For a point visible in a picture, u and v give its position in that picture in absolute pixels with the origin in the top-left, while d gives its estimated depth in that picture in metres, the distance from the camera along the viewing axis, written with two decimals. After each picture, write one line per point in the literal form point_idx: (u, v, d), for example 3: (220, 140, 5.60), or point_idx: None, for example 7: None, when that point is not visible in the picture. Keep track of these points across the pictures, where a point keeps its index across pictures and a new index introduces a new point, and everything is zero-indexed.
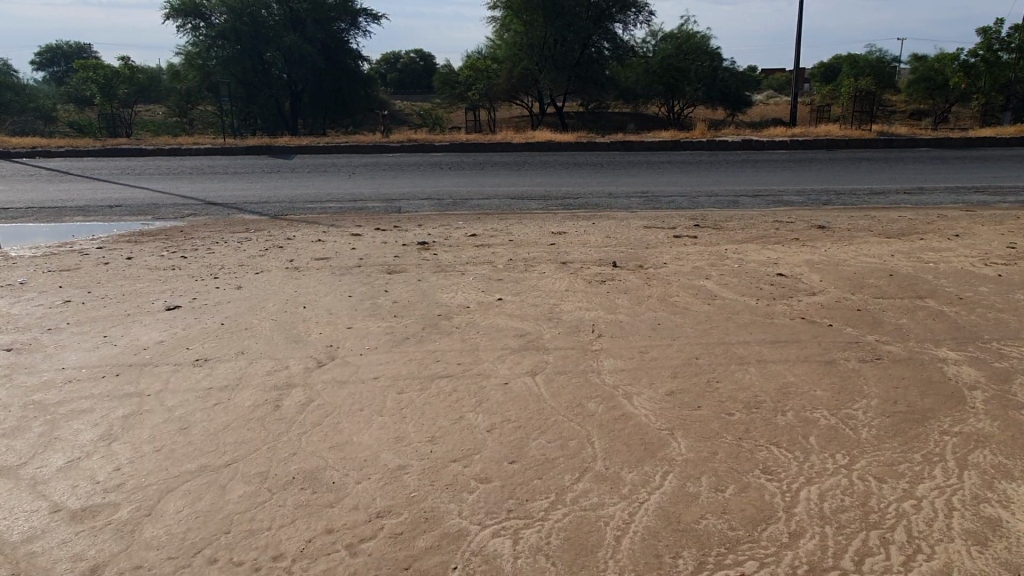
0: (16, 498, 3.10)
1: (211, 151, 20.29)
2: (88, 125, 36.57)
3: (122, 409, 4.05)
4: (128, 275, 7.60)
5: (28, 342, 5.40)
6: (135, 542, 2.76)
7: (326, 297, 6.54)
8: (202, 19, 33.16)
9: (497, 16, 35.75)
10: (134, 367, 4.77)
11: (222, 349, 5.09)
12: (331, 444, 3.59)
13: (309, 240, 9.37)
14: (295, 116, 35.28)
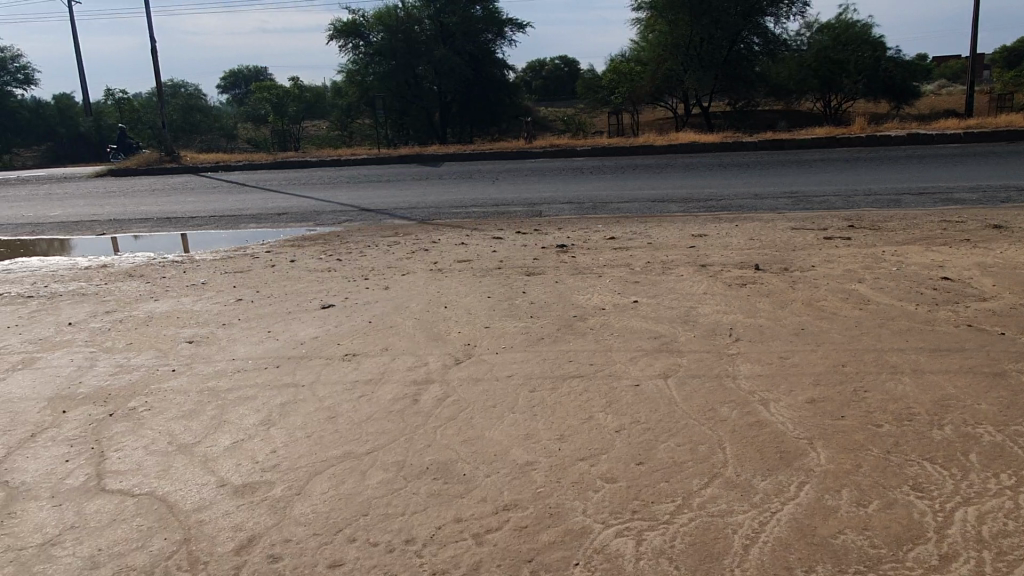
0: (191, 472, 3.48)
1: (367, 161, 21.56)
2: (263, 141, 40.02)
3: (280, 398, 4.44)
4: (291, 277, 8.27)
5: (206, 335, 6.04)
6: (286, 518, 3.02)
7: (466, 298, 6.78)
8: (362, 38, 35.43)
9: (641, 18, 35.38)
10: (293, 359, 5.20)
11: (369, 345, 5.42)
12: (464, 438, 3.74)
13: (452, 244, 9.74)
14: (444, 126, 36.69)
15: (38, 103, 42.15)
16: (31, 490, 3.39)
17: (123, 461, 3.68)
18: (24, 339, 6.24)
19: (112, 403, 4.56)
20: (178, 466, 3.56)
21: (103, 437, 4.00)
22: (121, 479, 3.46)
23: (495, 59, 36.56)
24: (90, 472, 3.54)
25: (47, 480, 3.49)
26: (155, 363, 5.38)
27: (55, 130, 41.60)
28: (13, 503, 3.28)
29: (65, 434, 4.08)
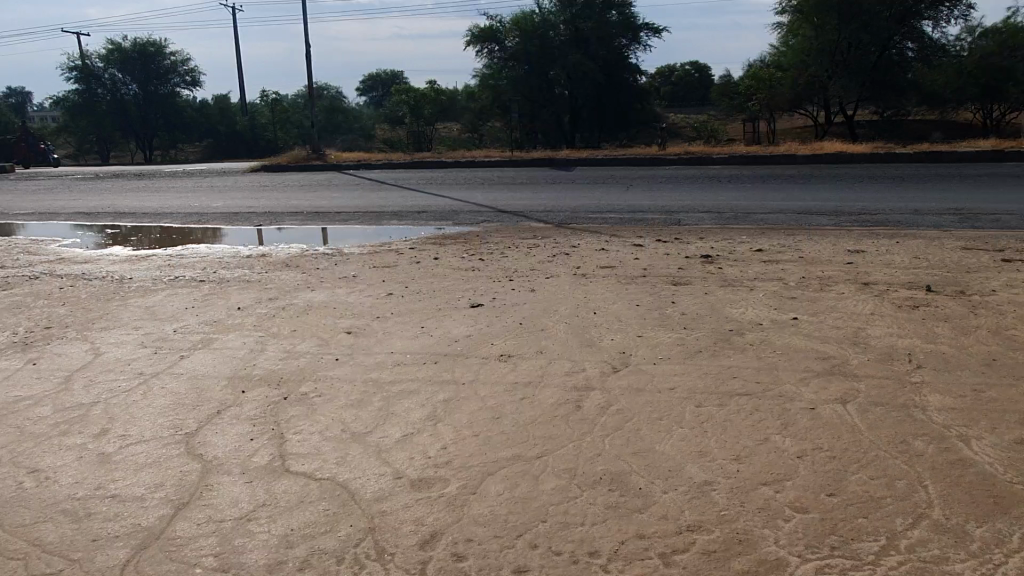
0: (367, 461, 3.58)
1: (500, 164, 21.85)
2: (399, 142, 41.56)
3: (442, 394, 4.50)
4: (437, 274, 8.45)
5: (363, 327, 6.25)
6: (465, 517, 3.03)
7: (614, 304, 6.66)
8: (498, 43, 36.29)
9: (783, 22, 33.88)
10: (450, 356, 5.27)
11: (523, 347, 5.42)
12: (634, 449, 3.62)
13: (593, 249, 9.65)
14: (573, 131, 36.69)
15: (201, 102, 45.81)
16: (224, 465, 3.62)
17: (302, 444, 3.84)
18: (201, 321, 6.74)
19: (285, 387, 4.82)
20: (354, 454, 3.67)
21: (281, 419, 4.21)
22: (303, 462, 3.62)
23: (628, 64, 36.14)
24: (274, 453, 3.74)
25: (237, 456, 3.72)
26: (319, 350, 5.63)
27: (215, 128, 45.10)
28: (209, 475, 3.51)
29: (247, 414, 4.35)
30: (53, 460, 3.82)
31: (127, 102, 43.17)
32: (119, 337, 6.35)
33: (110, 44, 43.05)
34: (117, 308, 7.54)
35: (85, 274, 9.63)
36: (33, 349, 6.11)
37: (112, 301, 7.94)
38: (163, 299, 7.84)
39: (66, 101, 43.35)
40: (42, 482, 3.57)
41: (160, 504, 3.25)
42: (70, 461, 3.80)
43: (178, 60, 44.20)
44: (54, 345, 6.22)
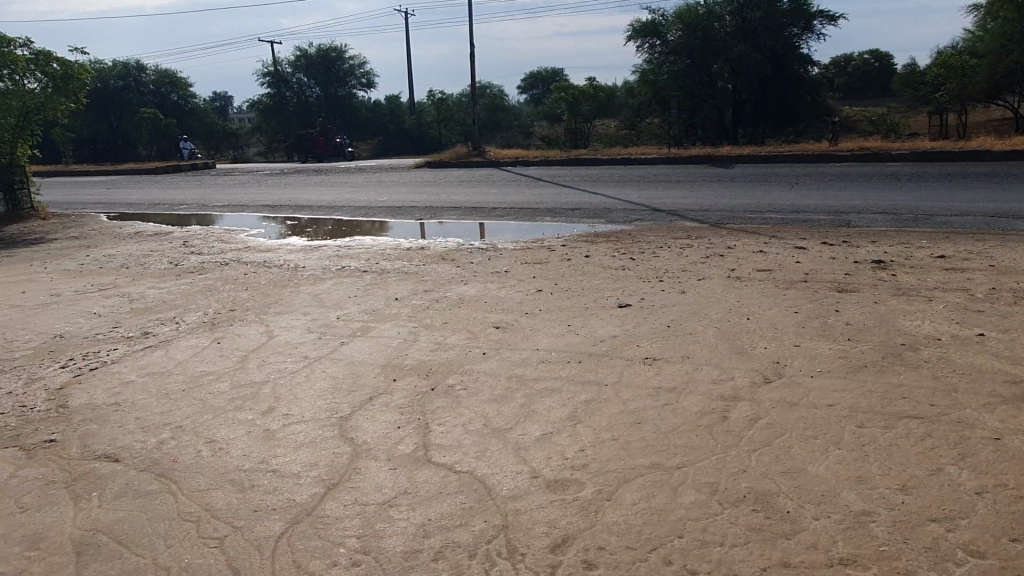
0: (505, 458, 3.63)
1: (656, 160, 21.39)
2: (556, 139, 41.83)
3: (584, 394, 4.47)
4: (586, 272, 8.40)
5: (511, 323, 6.35)
6: (598, 524, 3.00)
7: (771, 310, 6.30)
8: (659, 37, 35.52)
9: (982, 4, 30.44)
10: (594, 356, 5.22)
11: (670, 351, 5.25)
12: (784, 468, 3.40)
13: (751, 251, 9.19)
14: (736, 126, 35.20)
15: (374, 103, 48.67)
16: (372, 451, 3.83)
17: (445, 435, 3.98)
18: (362, 310, 7.17)
19: (432, 377, 5.01)
20: (493, 449, 3.74)
21: (427, 409, 4.38)
22: (444, 453, 3.75)
23: (799, 55, 34.06)
24: (418, 442, 3.90)
25: (385, 443, 3.92)
26: (467, 343, 5.79)
27: (385, 126, 47.70)
28: (358, 460, 3.72)
29: (397, 402, 4.56)
30: (226, 432, 4.20)
31: (310, 103, 46.80)
32: (290, 322, 6.88)
33: (297, 50, 46.87)
34: (291, 295, 8.19)
35: (266, 262, 10.54)
36: (218, 329, 6.77)
37: (287, 287, 8.63)
38: (330, 287, 8.42)
39: (259, 103, 47.75)
40: (216, 452, 3.93)
41: (313, 483, 3.49)
42: (240, 435, 4.15)
43: (355, 63, 47.32)
44: (236, 326, 6.86)
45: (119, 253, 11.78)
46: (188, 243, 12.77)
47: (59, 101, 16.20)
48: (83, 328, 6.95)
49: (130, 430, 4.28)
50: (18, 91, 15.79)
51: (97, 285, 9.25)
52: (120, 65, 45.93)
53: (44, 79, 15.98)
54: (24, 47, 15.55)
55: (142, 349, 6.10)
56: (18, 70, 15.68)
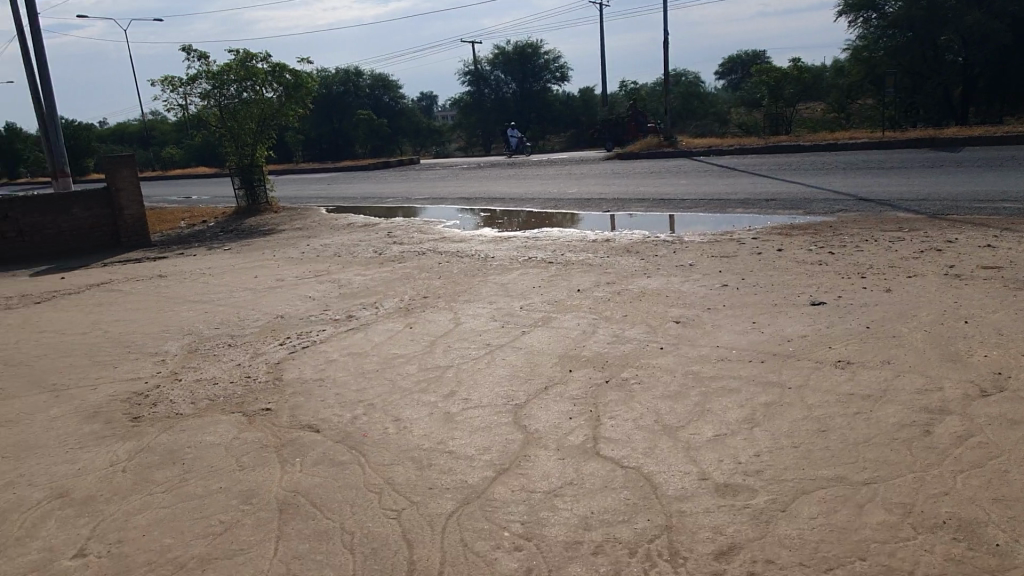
0: (675, 458, 3.58)
1: (868, 145, 19.55)
2: (755, 126, 39.38)
3: (764, 396, 4.25)
4: (778, 266, 7.92)
5: (692, 318, 6.16)
6: (769, 535, 2.88)
7: (995, 313, 5.54)
8: (875, 10, 32.29)
9: None
10: (779, 357, 4.93)
11: (867, 354, 4.82)
12: (995, 495, 3.01)
13: (976, 245, 8.13)
14: (968, 105, 31.18)
15: (568, 95, 49.13)
16: (543, 440, 3.94)
17: (616, 430, 4.00)
18: (544, 300, 7.33)
19: (608, 370, 5.03)
20: (663, 448, 3.70)
21: (600, 403, 4.43)
22: (613, 448, 3.77)
23: None
24: (588, 435, 3.96)
25: (556, 433, 4.02)
26: (646, 337, 5.72)
27: (578, 118, 47.96)
28: (529, 448, 3.85)
29: (571, 393, 4.65)
30: (411, 412, 4.50)
31: (507, 99, 48.31)
32: (477, 310, 7.21)
33: (496, 48, 48.55)
34: (480, 284, 8.57)
35: (459, 252, 11.10)
36: (412, 315, 7.25)
37: (476, 277, 9.03)
38: (516, 278, 8.68)
39: (460, 102, 50.12)
40: (401, 429, 4.23)
41: (485, 467, 3.66)
42: (424, 415, 4.44)
43: (551, 58, 48.05)
44: (428, 312, 7.31)
45: (333, 243, 12.99)
46: (392, 233, 13.77)
47: (291, 107, 18.27)
48: (300, 309, 7.77)
49: (331, 404, 4.73)
50: (259, 100, 17.95)
51: (314, 271, 10.27)
52: (341, 72, 50.42)
53: (279, 89, 18.04)
54: (264, 61, 17.62)
55: (346, 331, 6.71)
56: (258, 82, 17.80)
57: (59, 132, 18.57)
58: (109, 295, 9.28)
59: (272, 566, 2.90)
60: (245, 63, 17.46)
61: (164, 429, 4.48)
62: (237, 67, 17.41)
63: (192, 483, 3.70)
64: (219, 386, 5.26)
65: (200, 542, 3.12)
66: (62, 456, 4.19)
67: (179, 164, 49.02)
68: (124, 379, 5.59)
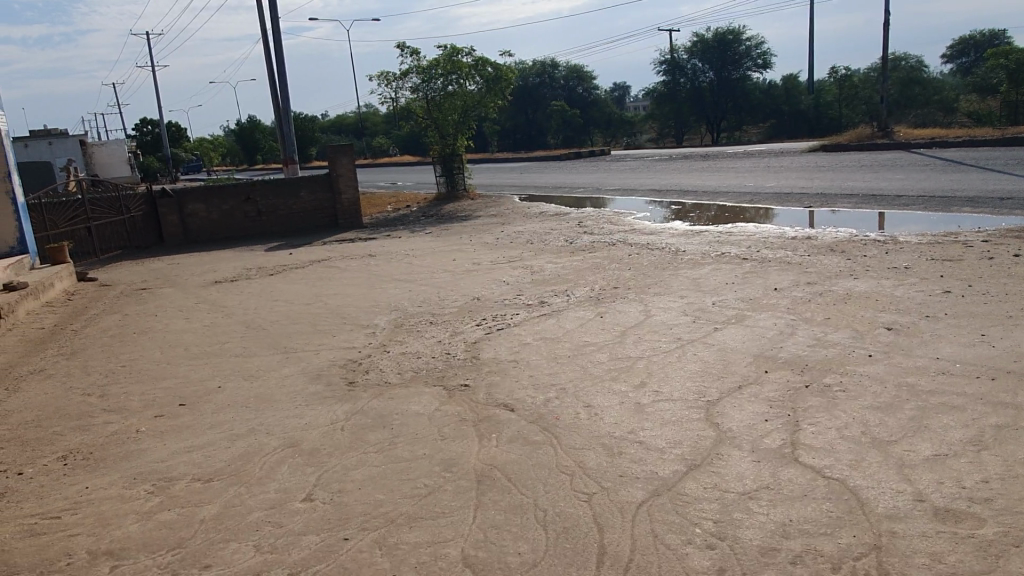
0: (886, 474, 3.34)
1: None
2: (988, 114, 34.48)
3: (995, 418, 3.82)
4: (1014, 274, 7.02)
5: (907, 325, 5.66)
6: (998, 570, 2.61)
7: None
8: None
9: None
10: (1014, 375, 4.39)
11: None
12: None
13: None
14: None
15: (770, 84, 46.53)
16: (737, 440, 3.84)
17: (817, 437, 3.80)
18: (739, 297, 7.08)
19: (808, 375, 4.77)
20: (872, 462, 3.46)
21: (799, 407, 4.22)
22: (814, 456, 3.59)
23: None
24: (787, 439, 3.80)
25: (751, 434, 3.90)
26: (852, 342, 5.36)
27: (779, 108, 45.24)
28: (721, 446, 3.76)
29: (767, 394, 4.48)
30: (602, 399, 4.56)
31: (704, 89, 46.58)
32: (668, 303, 7.13)
33: (695, 36, 46.87)
34: (671, 277, 8.45)
35: (650, 244, 11.00)
36: (602, 305, 7.31)
37: (667, 270, 8.90)
38: (709, 273, 8.45)
39: (655, 91, 49.14)
40: (592, 416, 4.30)
41: (677, 461, 3.63)
42: (614, 404, 4.48)
43: (752, 44, 45.61)
44: (618, 303, 7.33)
45: (525, 231, 13.37)
46: (583, 223, 13.90)
47: (491, 99, 19.05)
48: (495, 293, 8.11)
49: (524, 385, 4.92)
50: (462, 93, 18.89)
51: (507, 257, 10.66)
52: (537, 64, 51.61)
53: (481, 81, 18.87)
54: (469, 55, 18.51)
55: (539, 316, 6.91)
56: (463, 75, 18.75)
57: (290, 123, 20.76)
58: (328, 270, 10.26)
59: (471, 532, 3.09)
60: (452, 57, 18.48)
61: (375, 395, 4.91)
62: (444, 62, 18.44)
63: (399, 447, 4.02)
64: (423, 360, 5.65)
65: (409, 501, 3.40)
66: (292, 410, 4.74)
67: (387, 153, 52.77)
68: (342, 347, 6.19)
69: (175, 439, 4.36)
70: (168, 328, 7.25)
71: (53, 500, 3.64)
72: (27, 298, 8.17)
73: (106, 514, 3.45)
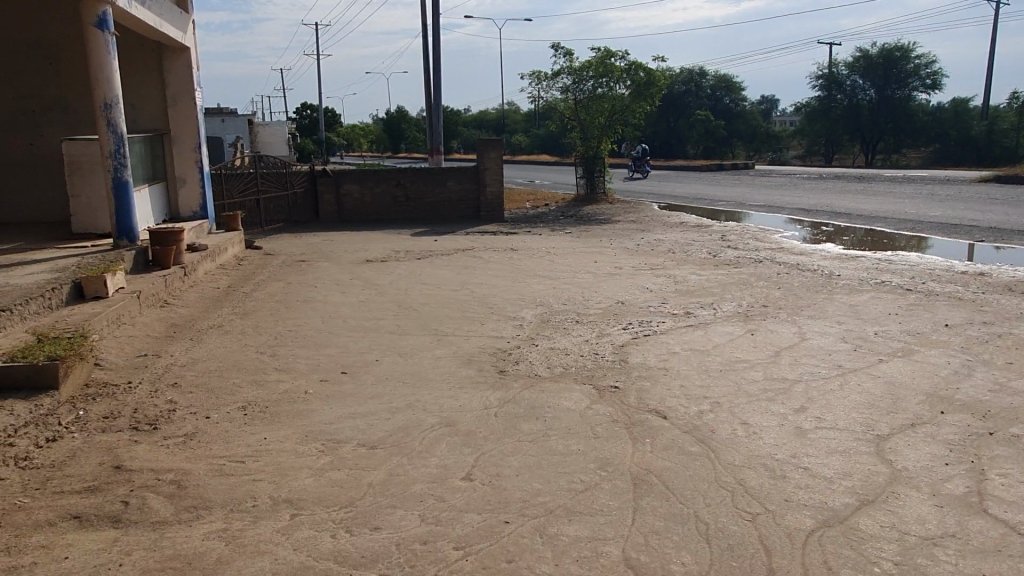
0: None
1: None
2: None
3: None
4: None
5: None
6: None
7: None
8: None
9: None
10: None
11: None
12: None
13: None
14: None
15: (938, 107, 43.18)
16: (913, 481, 3.58)
17: (1007, 490, 3.48)
18: (904, 330, 6.62)
19: (991, 421, 4.39)
20: None
21: (983, 455, 3.89)
22: (1006, 509, 3.29)
23: None
24: (971, 487, 3.51)
25: (929, 477, 3.63)
26: None
27: (946, 133, 41.90)
28: (896, 485, 3.53)
29: (945, 436, 4.16)
30: (760, 419, 4.40)
31: (862, 107, 43.88)
32: (824, 328, 6.78)
33: (858, 50, 44.11)
34: (824, 301, 8.03)
35: (800, 264, 10.51)
36: (751, 322, 7.05)
37: (820, 293, 8.47)
38: (867, 301, 7.96)
39: (807, 106, 46.81)
40: (751, 434, 4.16)
41: (847, 493, 3.44)
42: (772, 425, 4.31)
43: (923, 63, 42.38)
44: (769, 321, 7.05)
45: (666, 239, 13.12)
46: (726, 237, 13.48)
47: (640, 104, 18.82)
48: (638, 299, 8.01)
49: (676, 395, 4.82)
50: (611, 96, 18.81)
51: (648, 264, 10.51)
52: (685, 72, 50.59)
53: (631, 85, 18.69)
54: (623, 59, 18.40)
55: (686, 326, 6.77)
56: (614, 78, 18.66)
57: (441, 116, 21.45)
58: (471, 260, 10.52)
59: (631, 534, 3.06)
60: (605, 60, 18.45)
61: (525, 386, 4.98)
62: (596, 64, 18.45)
63: (553, 440, 4.05)
64: (571, 357, 5.67)
65: (565, 494, 3.41)
66: (447, 391, 4.89)
67: (524, 152, 53.42)
68: (490, 336, 6.32)
69: (341, 404, 4.62)
70: (327, 300, 7.69)
71: (237, 445, 3.95)
72: (206, 260, 8.92)
73: (283, 466, 3.71)
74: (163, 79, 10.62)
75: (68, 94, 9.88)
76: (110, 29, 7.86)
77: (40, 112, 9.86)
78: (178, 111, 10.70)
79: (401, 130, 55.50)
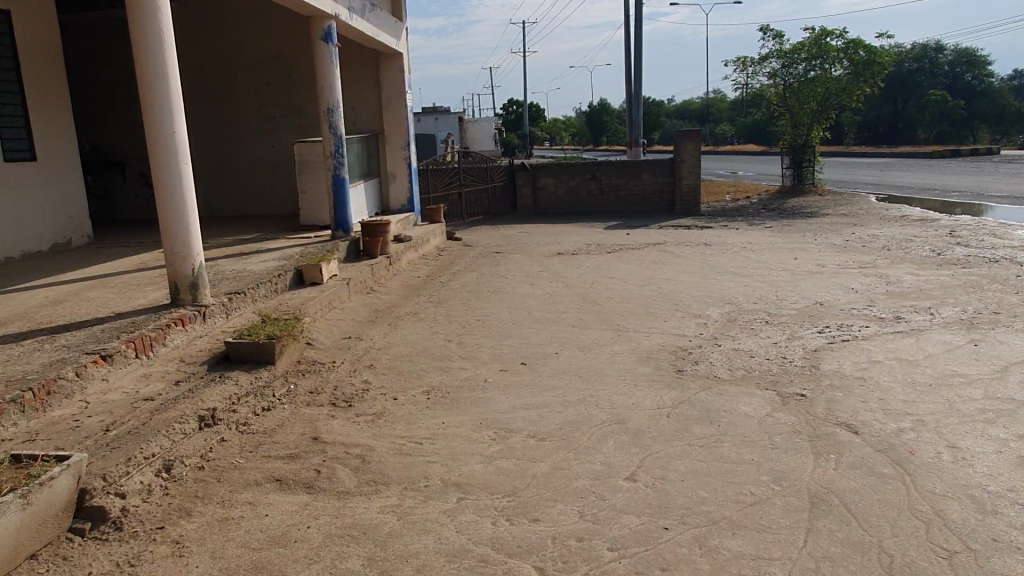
0: None
1: None
2: None
3: None
4: None
5: None
6: None
7: None
8: None
9: None
10: None
11: None
12: None
13: None
14: None
15: None
16: None
17: None
18: None
19: None
20: None
21: None
22: None
23: None
24: None
25: None
26: None
27: None
28: None
29: None
30: (973, 443, 3.88)
31: None
32: None
33: None
34: None
35: None
36: (976, 331, 6.21)
37: None
38: None
39: None
40: (959, 460, 3.68)
41: None
42: (989, 451, 3.78)
43: None
44: (999, 331, 6.15)
45: (881, 235, 11.94)
46: (955, 233, 11.95)
47: (858, 86, 17.18)
48: (840, 300, 7.39)
49: (873, 409, 4.39)
50: (825, 79, 17.42)
51: (857, 262, 9.65)
52: (917, 49, 45.48)
53: (848, 66, 17.19)
54: (840, 38, 17.00)
55: (895, 333, 6.13)
56: (829, 59, 17.32)
57: (641, 110, 21.18)
58: (660, 254, 10.31)
59: (801, 557, 2.85)
60: (820, 40, 17.15)
61: (703, 388, 4.81)
62: (809, 45, 17.25)
63: (726, 447, 3.87)
64: (757, 360, 5.37)
65: (733, 506, 3.25)
66: (621, 388, 4.85)
67: (730, 142, 51.18)
68: (672, 334, 6.16)
69: (516, 394, 4.76)
70: (514, 291, 7.93)
71: (418, 427, 4.23)
72: (410, 250, 9.57)
73: (457, 450, 3.91)
74: (378, 83, 11.51)
75: (300, 100, 11.07)
76: (332, 41, 8.67)
77: (277, 118, 11.13)
78: (390, 112, 11.57)
79: (603, 124, 55.75)
